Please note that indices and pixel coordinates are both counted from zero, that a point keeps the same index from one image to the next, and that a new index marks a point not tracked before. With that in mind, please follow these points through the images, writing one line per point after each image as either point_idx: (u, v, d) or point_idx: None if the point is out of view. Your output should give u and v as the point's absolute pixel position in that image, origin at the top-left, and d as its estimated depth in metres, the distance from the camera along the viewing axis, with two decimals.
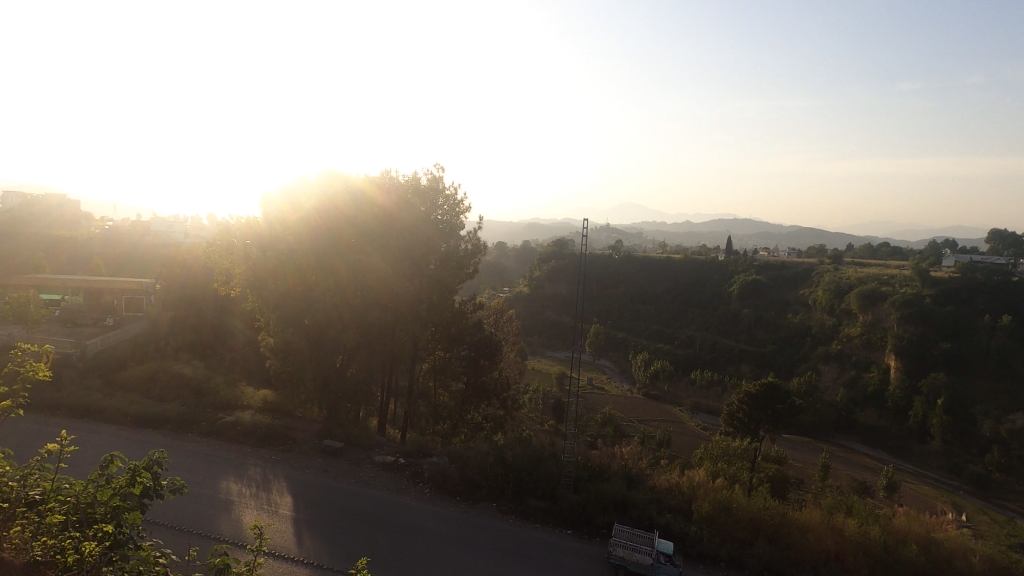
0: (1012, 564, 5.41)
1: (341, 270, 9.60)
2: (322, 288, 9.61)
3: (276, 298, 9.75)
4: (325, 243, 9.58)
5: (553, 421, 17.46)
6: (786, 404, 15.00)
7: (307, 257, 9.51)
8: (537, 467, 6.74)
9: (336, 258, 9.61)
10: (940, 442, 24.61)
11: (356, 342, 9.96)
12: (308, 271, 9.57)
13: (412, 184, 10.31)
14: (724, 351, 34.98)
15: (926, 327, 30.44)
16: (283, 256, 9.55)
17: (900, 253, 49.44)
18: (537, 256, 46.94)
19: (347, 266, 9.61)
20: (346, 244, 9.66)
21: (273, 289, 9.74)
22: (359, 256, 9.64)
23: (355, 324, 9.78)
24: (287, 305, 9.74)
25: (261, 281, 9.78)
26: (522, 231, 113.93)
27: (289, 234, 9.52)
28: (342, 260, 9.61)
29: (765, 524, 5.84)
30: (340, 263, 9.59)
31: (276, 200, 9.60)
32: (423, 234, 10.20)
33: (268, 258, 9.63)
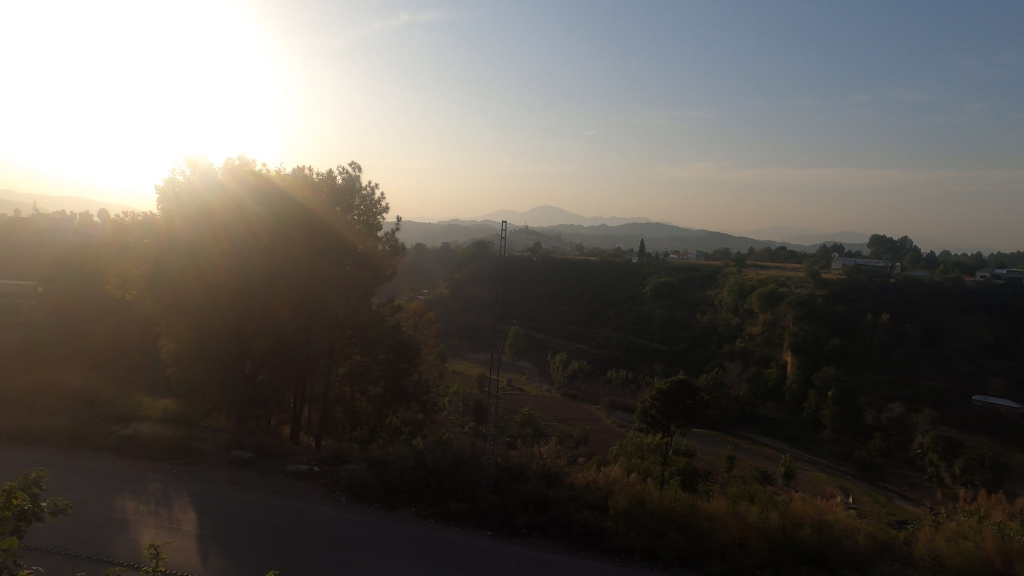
0: (891, 542, 5.95)
1: (259, 275, 9.32)
2: (237, 292, 9.30)
3: (184, 303, 9.37)
4: (243, 243, 9.31)
5: (473, 422, 17.54)
6: (695, 400, 15.79)
7: (225, 259, 9.25)
8: (457, 470, 6.78)
9: (256, 260, 9.34)
10: (831, 432, 26.70)
11: (267, 349, 9.57)
12: (223, 274, 9.27)
13: (323, 181, 10.03)
14: (638, 349, 36.27)
15: (818, 325, 33.04)
16: (195, 259, 9.24)
17: (795, 257, 53.59)
18: (457, 256, 46.95)
19: (267, 269, 9.36)
20: (263, 244, 9.35)
21: (180, 294, 9.37)
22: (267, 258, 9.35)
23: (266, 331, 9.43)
24: (192, 310, 9.35)
25: (170, 286, 9.38)
26: (442, 232, 113.58)
27: (202, 235, 9.25)
28: (260, 263, 9.31)
29: (676, 515, 6.11)
30: (258, 265, 9.30)
31: (182, 201, 9.30)
32: (336, 232, 9.96)
33: (177, 261, 9.29)
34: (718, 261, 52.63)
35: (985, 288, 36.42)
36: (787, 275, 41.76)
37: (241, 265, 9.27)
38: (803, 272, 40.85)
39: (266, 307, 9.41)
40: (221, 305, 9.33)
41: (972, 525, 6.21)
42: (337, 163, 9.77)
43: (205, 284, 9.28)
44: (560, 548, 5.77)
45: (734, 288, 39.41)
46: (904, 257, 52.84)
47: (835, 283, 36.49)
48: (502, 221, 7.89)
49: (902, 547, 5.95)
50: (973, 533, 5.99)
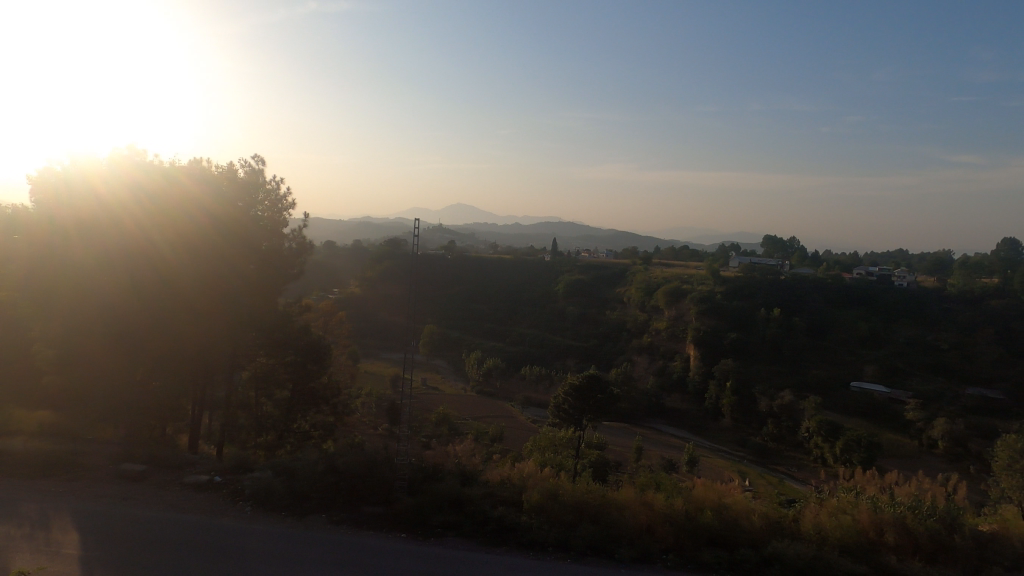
0: (783, 521, 6.41)
1: (179, 273, 8.81)
2: (154, 288, 8.68)
3: (91, 303, 8.60)
4: (158, 238, 8.73)
5: (387, 424, 17.19)
6: (606, 394, 16.28)
7: (141, 253, 8.64)
8: (370, 473, 6.66)
9: (172, 257, 8.81)
10: (729, 420, 28.42)
11: (165, 354, 8.96)
12: (139, 270, 8.58)
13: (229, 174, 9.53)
14: (551, 345, 36.93)
15: (718, 319, 35.14)
16: (105, 254, 8.59)
17: (697, 255, 56.63)
18: (369, 254, 45.88)
19: (188, 262, 8.90)
20: (175, 241, 8.81)
21: (87, 293, 8.62)
22: (169, 257, 8.78)
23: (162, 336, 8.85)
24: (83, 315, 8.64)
25: (72, 285, 8.62)
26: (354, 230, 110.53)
27: (111, 228, 8.58)
28: (171, 260, 8.76)
29: (588, 506, 6.29)
30: (179, 260, 8.83)
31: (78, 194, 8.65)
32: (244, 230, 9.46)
33: (81, 256, 8.56)
34: (626, 259, 54.69)
35: (860, 284, 40.15)
36: (689, 273, 44.01)
37: (151, 262, 8.67)
38: (705, 269, 43.31)
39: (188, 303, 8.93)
40: (136, 301, 8.66)
41: (851, 500, 6.82)
42: (252, 156, 9.46)
43: (99, 284, 8.59)
44: (475, 545, 5.76)
45: (641, 286, 41.21)
46: (792, 256, 57.10)
47: (733, 281, 39.00)
48: (415, 219, 7.76)
49: (791, 524, 6.43)
50: (851, 507, 6.59)
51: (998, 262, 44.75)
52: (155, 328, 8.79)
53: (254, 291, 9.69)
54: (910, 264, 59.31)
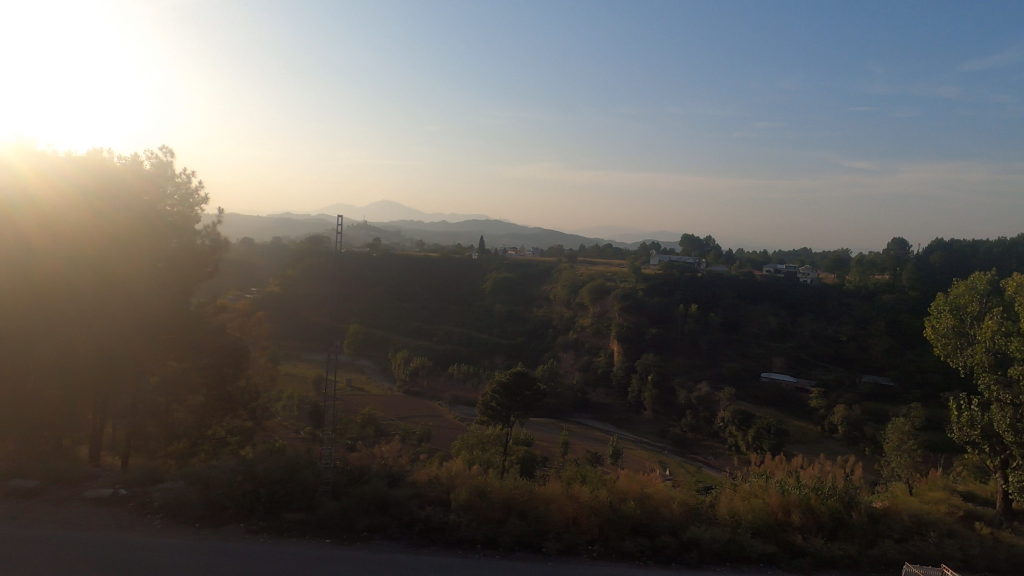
0: (701, 507, 6.72)
1: (119, 272, 8.51)
2: (93, 289, 8.30)
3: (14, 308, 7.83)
4: (95, 236, 8.35)
5: (310, 427, 16.64)
6: (532, 390, 16.50)
7: (74, 251, 8.18)
8: (291, 479, 6.46)
9: (109, 255, 8.45)
10: (651, 412, 29.43)
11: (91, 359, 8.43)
12: (81, 270, 8.23)
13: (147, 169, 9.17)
14: (478, 343, 36.98)
15: (640, 316, 36.37)
16: (34, 254, 7.93)
17: (620, 253, 58.30)
18: (289, 251, 44.22)
19: (110, 254, 8.45)
20: (112, 238, 8.47)
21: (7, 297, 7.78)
22: (107, 255, 8.43)
23: (95, 340, 8.38)
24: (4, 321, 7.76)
25: None
26: (273, 226, 106.24)
27: (25, 222, 7.94)
28: (110, 258, 8.45)
29: (515, 502, 6.35)
30: (115, 257, 8.48)
31: None
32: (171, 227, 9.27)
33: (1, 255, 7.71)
34: (552, 257, 55.61)
35: (769, 281, 42.68)
36: (613, 270, 45.31)
37: (90, 260, 8.30)
38: (627, 267, 44.72)
39: (104, 295, 8.42)
40: (70, 303, 8.19)
41: (761, 484, 7.25)
42: (165, 148, 8.92)
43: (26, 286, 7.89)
44: (403, 547, 5.68)
45: (567, 283, 42.03)
46: (708, 254, 59.91)
47: (653, 279, 40.51)
48: (339, 215, 7.46)
49: (707, 509, 6.76)
50: (762, 491, 7.01)
51: (888, 260, 48.87)
52: (91, 331, 8.34)
53: (176, 289, 9.30)
54: (813, 262, 63.64)
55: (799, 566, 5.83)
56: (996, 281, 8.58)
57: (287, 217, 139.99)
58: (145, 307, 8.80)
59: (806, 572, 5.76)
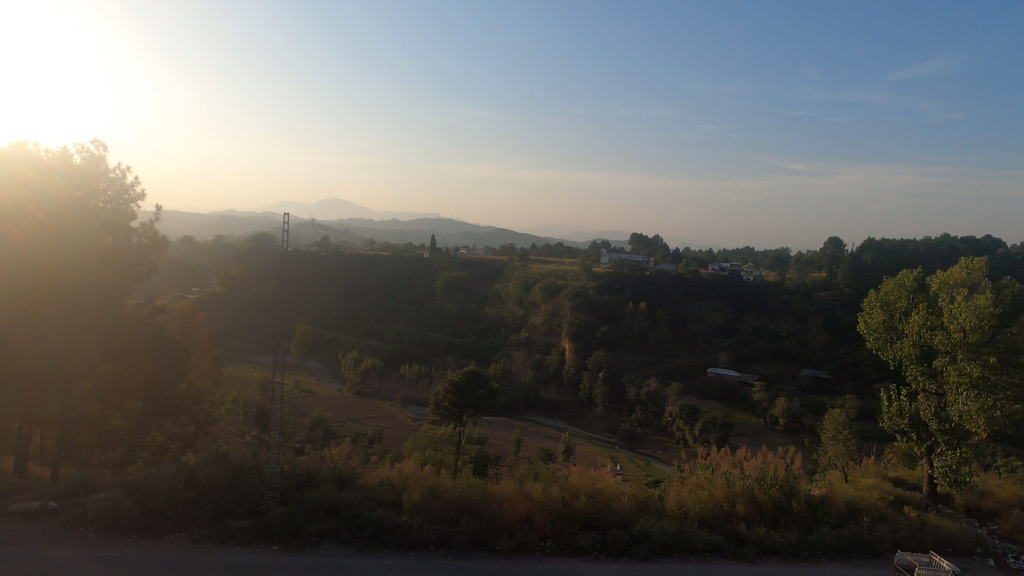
0: (650, 501, 6.86)
1: (51, 270, 8.09)
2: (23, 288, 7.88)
3: None
4: (25, 233, 7.90)
5: (256, 431, 16.15)
6: (485, 389, 16.51)
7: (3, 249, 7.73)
8: (236, 485, 6.26)
9: (40, 252, 7.99)
10: (602, 409, 29.85)
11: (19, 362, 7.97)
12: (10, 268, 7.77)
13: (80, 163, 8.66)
14: (430, 342, 36.68)
15: (591, 314, 36.87)
16: None
17: (571, 252, 58.92)
18: (233, 250, 42.75)
19: (42, 251, 8.01)
20: (44, 235, 8.03)
21: None
22: (38, 252, 7.97)
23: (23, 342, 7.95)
24: None
25: None
26: (215, 224, 102.50)
27: None
28: (42, 256, 8.00)
29: (468, 501, 6.34)
30: (46, 256, 8.03)
31: None
32: (106, 225, 8.81)
33: None
34: (504, 256, 55.70)
35: (714, 279, 43.98)
36: (564, 269, 45.77)
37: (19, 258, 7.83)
38: (578, 266, 45.28)
39: (31, 294, 7.96)
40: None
41: (707, 476, 7.47)
42: (97, 142, 8.30)
43: None
44: (354, 551, 5.59)
45: (519, 282, 42.23)
46: (656, 253, 61.24)
47: (603, 278, 41.14)
48: (284, 213, 7.23)
49: (657, 502, 6.91)
50: (708, 482, 7.22)
51: (824, 259, 51.06)
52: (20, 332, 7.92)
53: (111, 289, 8.85)
54: (755, 262, 65.82)
55: (743, 554, 6.05)
56: (921, 278, 9.08)
57: (231, 214, 135.27)
58: (76, 307, 8.35)
59: (750, 560, 5.98)
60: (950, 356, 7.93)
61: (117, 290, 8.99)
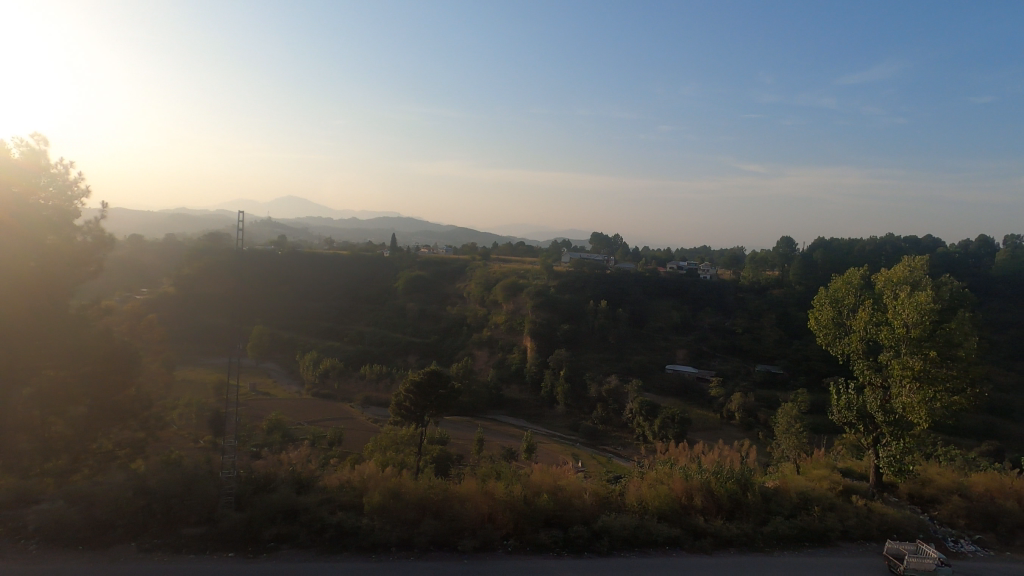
0: (612, 497, 6.96)
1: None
2: None
3: None
4: None
5: (210, 435, 15.70)
6: (447, 389, 16.44)
7: None
8: (190, 491, 6.08)
9: None
10: (563, 406, 30.08)
11: None
12: None
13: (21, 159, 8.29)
14: (391, 342, 36.31)
15: (552, 312, 37.14)
16: None
17: (532, 251, 59.15)
18: (185, 248, 41.38)
19: None
20: None
21: None
22: None
23: None
24: None
25: None
26: (165, 221, 98.95)
27: None
28: None
29: (430, 502, 6.30)
30: None
31: None
32: (49, 223, 8.42)
33: None
34: (466, 255, 55.61)
35: (672, 277, 44.86)
36: (525, 268, 45.95)
37: None
38: (539, 265, 45.50)
39: None
40: None
41: (667, 471, 7.62)
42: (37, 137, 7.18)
43: None
44: (313, 555, 5.50)
45: (480, 281, 42.21)
46: (616, 252, 62.10)
47: (564, 277, 41.45)
48: (239, 211, 7.05)
49: (618, 498, 7.01)
50: (667, 477, 7.37)
51: (777, 257, 52.66)
52: None
53: (54, 288, 8.39)
54: (712, 261, 67.34)
55: (700, 547, 6.19)
56: (868, 275, 9.46)
57: (182, 213, 131.06)
58: (18, 306, 7.89)
59: (708, 552, 6.12)
60: (895, 350, 8.30)
61: (60, 291, 8.50)
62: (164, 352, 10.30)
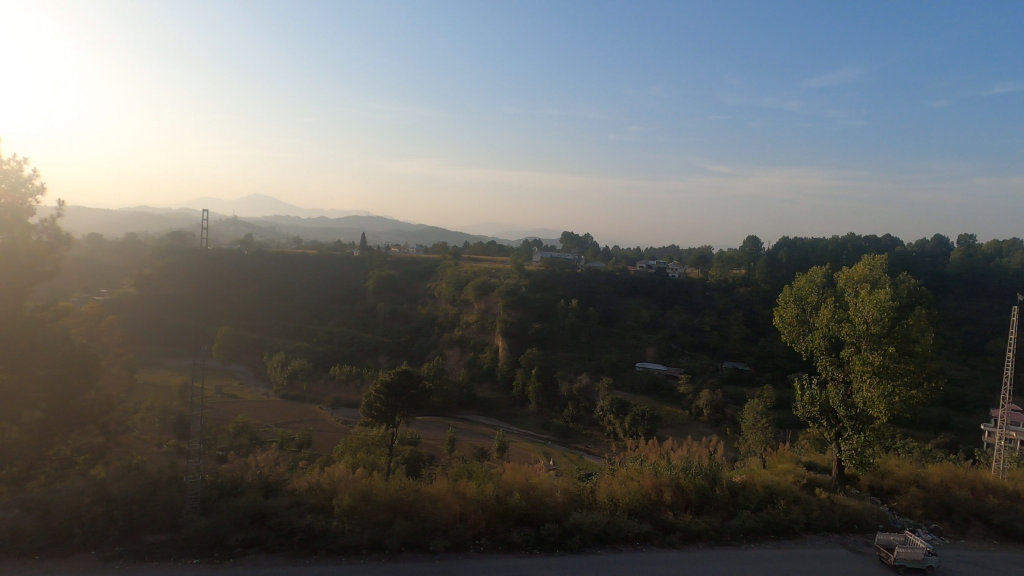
0: (583, 494, 7.01)
1: None
2: None
3: None
4: None
5: (173, 440, 15.30)
6: (418, 389, 16.34)
7: None
8: (153, 497, 5.92)
9: None
10: (534, 405, 30.16)
11: None
12: None
13: None
14: (361, 342, 35.92)
15: (523, 311, 37.20)
16: None
17: (503, 249, 59.16)
18: (147, 248, 40.23)
19: None
20: None
21: None
22: None
23: None
24: None
25: None
26: (125, 219, 96.03)
27: None
28: None
29: (402, 503, 6.25)
30: None
31: None
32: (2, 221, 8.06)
33: None
34: (437, 254, 55.30)
35: (642, 276, 45.36)
36: (497, 267, 45.94)
37: None
38: (510, 264, 45.53)
39: None
40: None
41: (637, 468, 7.70)
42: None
43: None
44: (282, 560, 5.41)
45: (451, 280, 42.05)
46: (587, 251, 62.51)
47: (535, 276, 41.55)
48: (203, 209, 6.87)
49: (589, 494, 7.06)
50: (638, 474, 7.44)
51: (743, 256, 53.66)
52: None
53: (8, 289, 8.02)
54: (680, 259, 68.32)
55: (670, 542, 6.28)
56: (830, 274, 9.69)
57: (144, 211, 127.55)
58: None
59: (677, 547, 6.22)
60: (856, 347, 8.53)
61: (15, 291, 8.13)
62: (126, 355, 9.96)
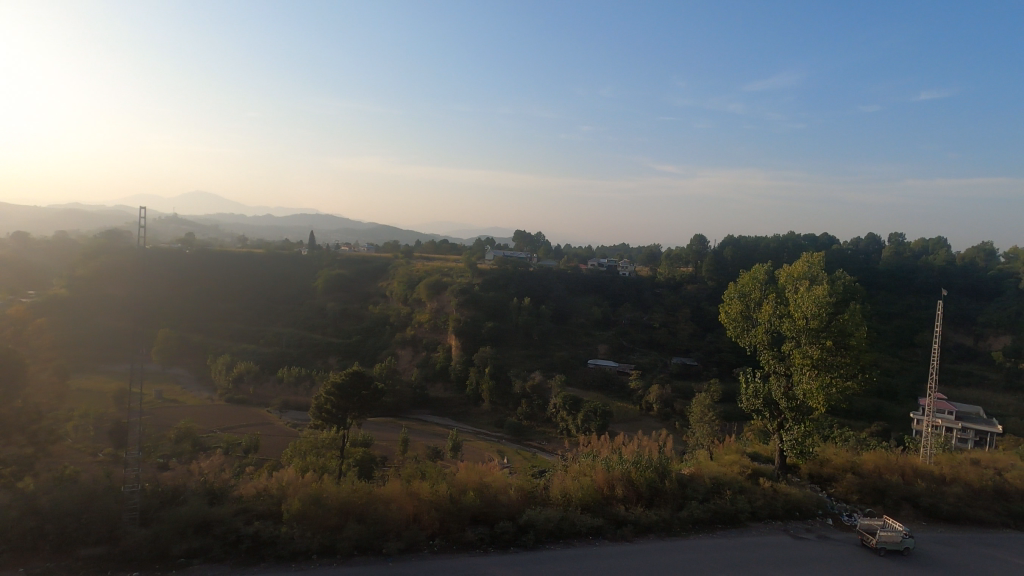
0: (536, 491, 7.06)
1: None
2: None
3: None
4: None
5: (109, 448, 14.58)
6: (369, 390, 16.08)
7: None
8: (88, 507, 5.62)
9: None
10: (488, 404, 30.14)
11: None
12: None
13: None
14: (311, 343, 35.09)
15: (476, 310, 37.14)
16: None
17: (455, 248, 58.89)
18: (78, 247, 38.10)
19: None
20: None
21: None
22: None
23: None
24: None
25: None
26: (53, 216, 90.62)
27: None
28: None
29: (354, 507, 6.14)
30: None
31: None
32: None
33: None
34: (388, 253, 54.49)
35: (593, 274, 46.00)
36: (449, 266, 45.64)
37: None
38: (463, 262, 45.37)
39: None
40: None
41: (589, 463, 7.80)
42: None
43: None
44: (228, 568, 5.24)
45: (403, 279, 41.59)
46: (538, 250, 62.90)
47: (488, 275, 41.54)
48: (139, 207, 6.59)
49: (542, 492, 7.11)
50: (590, 470, 7.55)
51: (690, 254, 55.10)
52: None
53: None
54: (630, 257, 69.58)
55: (622, 535, 6.41)
56: (772, 271, 10.02)
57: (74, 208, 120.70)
58: None
59: (629, 540, 6.35)
60: (796, 341, 8.87)
61: None
62: (55, 360, 9.41)
